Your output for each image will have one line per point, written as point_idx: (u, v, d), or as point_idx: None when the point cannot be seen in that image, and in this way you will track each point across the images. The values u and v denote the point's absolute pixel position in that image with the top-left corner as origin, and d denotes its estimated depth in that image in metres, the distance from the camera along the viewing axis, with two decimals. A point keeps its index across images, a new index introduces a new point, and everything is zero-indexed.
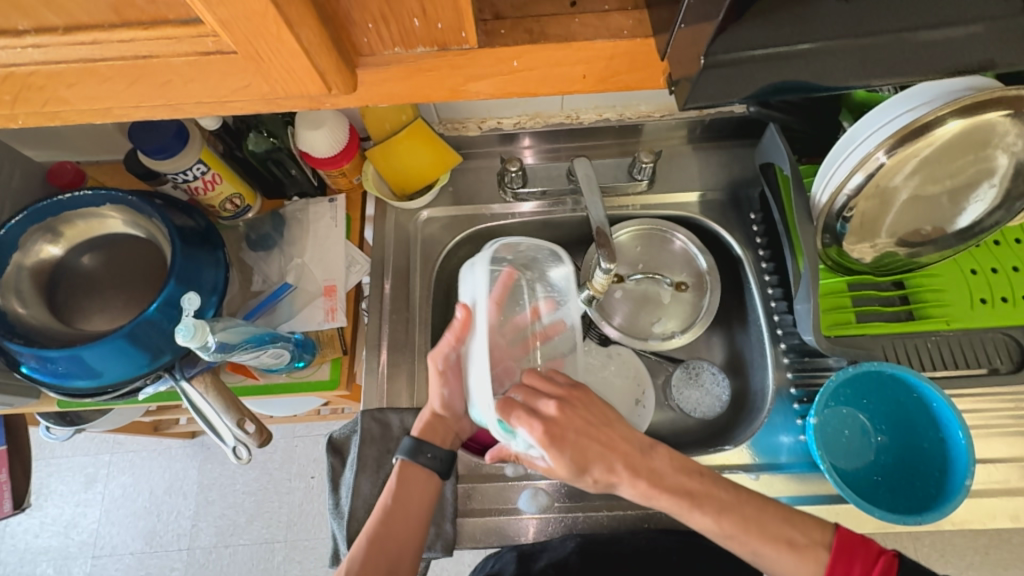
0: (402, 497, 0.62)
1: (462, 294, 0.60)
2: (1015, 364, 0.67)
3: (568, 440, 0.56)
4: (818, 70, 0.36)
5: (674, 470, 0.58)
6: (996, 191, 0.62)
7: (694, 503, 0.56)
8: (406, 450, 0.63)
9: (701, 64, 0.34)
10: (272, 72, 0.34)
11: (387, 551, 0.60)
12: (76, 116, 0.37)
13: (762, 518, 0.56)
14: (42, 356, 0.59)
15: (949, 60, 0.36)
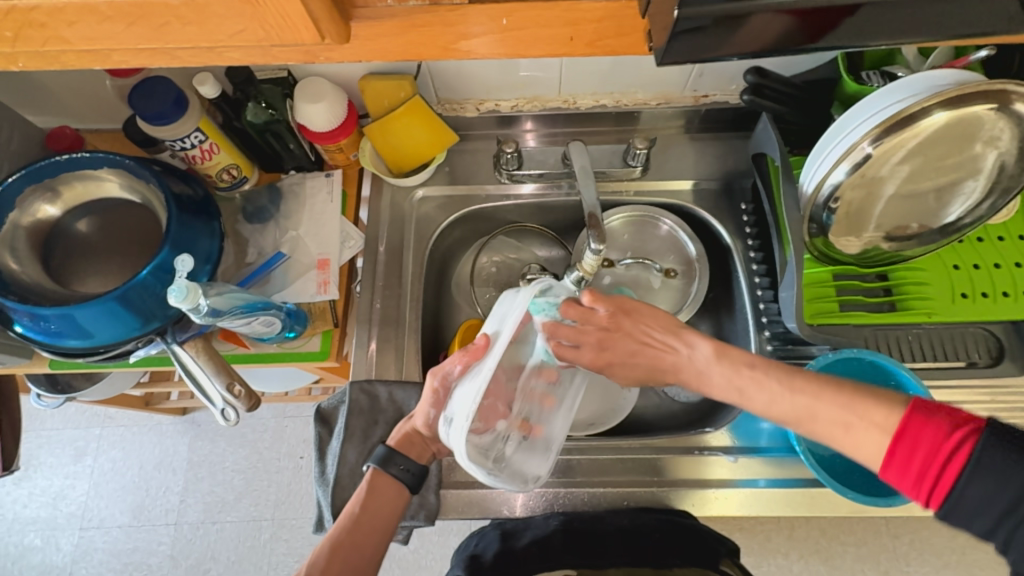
0: (371, 506, 0.62)
1: (490, 323, 0.62)
2: (992, 358, 0.70)
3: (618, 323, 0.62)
4: (800, 36, 0.37)
5: (723, 363, 0.57)
6: (981, 186, 0.63)
7: (755, 382, 0.55)
8: (378, 458, 0.63)
9: (675, 17, 0.34)
10: (269, 17, 0.35)
11: (352, 559, 0.59)
12: (74, 58, 0.38)
13: (823, 396, 0.52)
14: (35, 314, 0.60)
15: (928, 29, 0.37)
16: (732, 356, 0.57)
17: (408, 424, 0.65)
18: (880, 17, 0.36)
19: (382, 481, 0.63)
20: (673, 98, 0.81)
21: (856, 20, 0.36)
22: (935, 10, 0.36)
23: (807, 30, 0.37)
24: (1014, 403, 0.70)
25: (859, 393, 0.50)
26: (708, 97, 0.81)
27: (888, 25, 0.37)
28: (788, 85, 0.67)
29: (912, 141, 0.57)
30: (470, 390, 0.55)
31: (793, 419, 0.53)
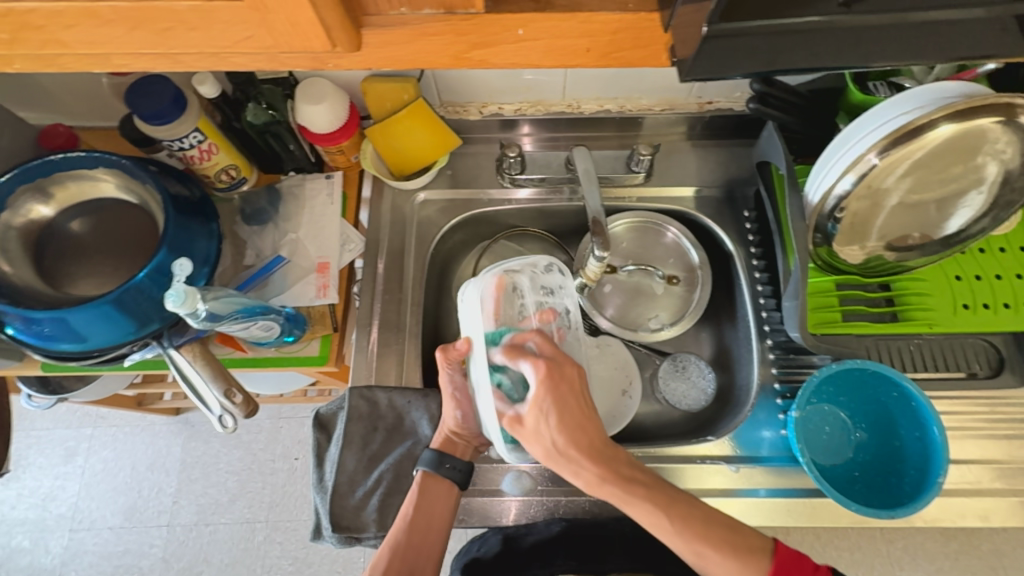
0: (424, 507, 0.61)
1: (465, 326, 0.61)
2: (992, 369, 0.71)
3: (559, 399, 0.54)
4: (814, 51, 0.36)
5: (616, 479, 0.54)
6: (984, 198, 0.63)
7: (620, 501, 0.54)
8: (427, 461, 0.62)
9: (704, 33, 0.35)
10: (277, 25, 0.34)
11: (410, 558, 0.59)
12: (72, 62, 0.37)
13: (707, 531, 0.53)
14: (28, 317, 0.59)
15: (942, 50, 0.37)
16: (616, 476, 0.54)
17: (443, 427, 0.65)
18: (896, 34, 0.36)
19: (432, 480, 0.63)
20: (677, 104, 0.81)
21: (869, 37, 0.36)
22: (947, 30, 0.36)
23: (822, 44, 0.36)
24: (1012, 414, 0.71)
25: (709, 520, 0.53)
26: (712, 104, 0.80)
27: (906, 42, 0.36)
28: (793, 94, 0.67)
29: (917, 153, 0.57)
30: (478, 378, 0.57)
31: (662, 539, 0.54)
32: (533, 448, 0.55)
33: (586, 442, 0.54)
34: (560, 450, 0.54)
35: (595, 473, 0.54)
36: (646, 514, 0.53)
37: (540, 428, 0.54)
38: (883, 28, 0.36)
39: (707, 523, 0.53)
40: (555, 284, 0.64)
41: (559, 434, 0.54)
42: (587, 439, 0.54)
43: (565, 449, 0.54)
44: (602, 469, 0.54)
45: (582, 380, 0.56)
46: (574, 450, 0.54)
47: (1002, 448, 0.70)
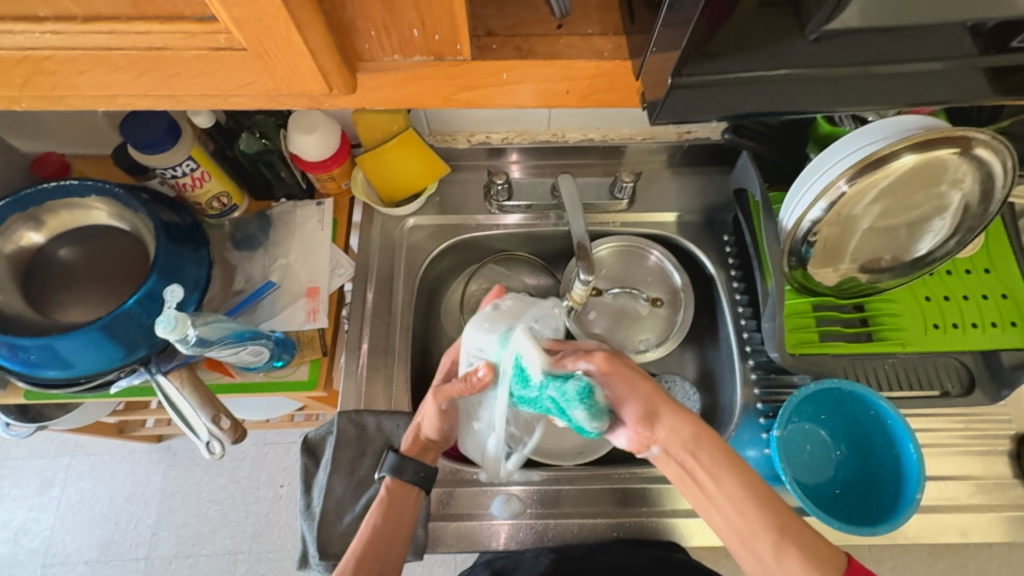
0: (391, 516, 0.61)
1: (484, 349, 0.57)
2: (964, 388, 0.73)
3: (626, 379, 0.56)
4: (778, 95, 0.39)
5: (705, 446, 0.54)
6: (947, 224, 0.66)
7: (714, 473, 0.53)
8: (390, 467, 0.62)
9: (669, 83, 0.38)
10: (278, 71, 0.36)
11: (375, 568, 0.57)
12: (79, 102, 0.38)
13: (788, 530, 0.49)
14: (14, 344, 0.58)
15: (897, 95, 0.40)
16: (709, 444, 0.54)
17: (417, 431, 0.65)
18: (852, 82, 0.39)
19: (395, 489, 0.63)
20: (657, 134, 0.84)
21: (830, 84, 0.39)
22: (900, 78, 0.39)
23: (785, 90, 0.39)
24: (985, 430, 0.73)
25: (787, 518, 0.50)
26: (690, 133, 0.84)
27: (867, 90, 0.39)
28: (767, 126, 0.71)
29: (883, 182, 0.60)
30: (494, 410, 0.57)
31: (754, 530, 0.50)
32: (626, 400, 0.56)
33: (678, 405, 0.56)
34: (650, 403, 0.56)
35: (690, 427, 0.55)
36: (735, 487, 0.52)
37: (623, 389, 0.56)
38: (840, 77, 0.39)
39: (782, 511, 0.50)
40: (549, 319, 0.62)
41: (651, 384, 0.57)
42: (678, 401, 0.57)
43: (656, 398, 0.56)
44: (695, 424, 0.55)
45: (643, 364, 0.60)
46: (666, 402, 0.56)
47: (977, 464, 0.72)
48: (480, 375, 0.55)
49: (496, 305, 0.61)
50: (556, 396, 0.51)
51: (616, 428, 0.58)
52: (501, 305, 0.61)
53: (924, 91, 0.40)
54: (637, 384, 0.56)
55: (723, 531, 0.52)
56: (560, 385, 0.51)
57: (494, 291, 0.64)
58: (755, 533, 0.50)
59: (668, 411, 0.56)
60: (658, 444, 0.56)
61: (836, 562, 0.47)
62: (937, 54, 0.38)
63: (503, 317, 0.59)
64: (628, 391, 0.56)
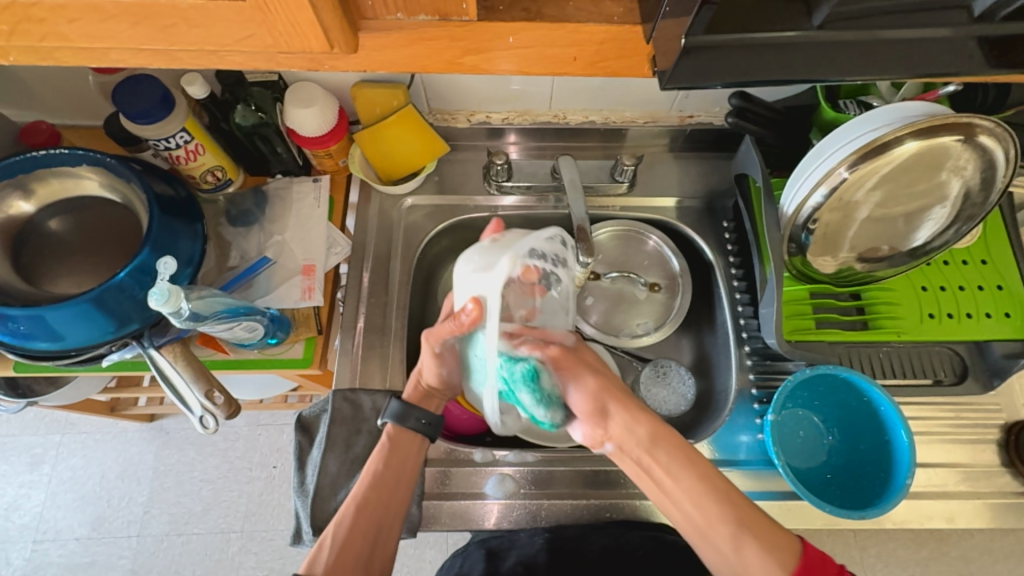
0: (393, 462, 0.62)
1: (470, 284, 0.54)
2: (957, 376, 0.74)
3: (576, 370, 0.57)
4: (785, 65, 0.39)
5: (659, 445, 0.55)
6: (947, 213, 0.66)
7: (670, 471, 0.54)
8: (393, 413, 0.63)
9: (682, 45, 0.37)
10: (277, 25, 0.35)
11: (376, 514, 0.59)
12: (70, 55, 0.37)
13: (746, 523, 0.50)
14: (3, 314, 0.57)
15: (902, 69, 0.40)
16: (667, 444, 0.54)
17: (419, 380, 0.65)
18: (858, 52, 0.38)
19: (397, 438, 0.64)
20: (659, 117, 0.83)
21: (837, 55, 0.39)
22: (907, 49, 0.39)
23: (791, 61, 0.39)
24: (976, 419, 0.74)
25: (744, 510, 0.51)
26: (693, 117, 0.83)
27: (876, 63, 0.39)
28: (770, 110, 0.70)
29: (885, 168, 0.60)
30: (483, 359, 0.55)
31: (713, 522, 0.51)
32: (574, 395, 0.57)
33: (632, 403, 0.57)
34: (600, 400, 0.57)
35: (644, 428, 0.55)
36: (691, 483, 0.53)
37: (571, 382, 0.57)
38: (847, 47, 0.38)
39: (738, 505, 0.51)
40: (548, 250, 0.59)
41: (602, 381, 0.57)
42: (632, 399, 0.58)
43: (606, 394, 0.57)
44: (651, 425, 0.55)
45: (599, 360, 0.61)
46: (619, 400, 0.57)
47: (966, 452, 0.73)
48: (466, 310, 0.52)
49: (496, 238, 0.58)
50: (504, 377, 0.54)
51: (572, 422, 0.60)
52: (498, 239, 0.58)
53: (930, 64, 0.40)
54: (586, 379, 0.57)
55: (681, 523, 0.53)
56: (511, 365, 0.53)
57: (494, 228, 0.61)
58: (712, 526, 0.51)
59: (620, 409, 0.56)
60: (613, 441, 0.57)
61: (791, 553, 0.48)
62: (947, 22, 0.38)
63: (495, 249, 0.56)
64: (577, 386, 0.57)
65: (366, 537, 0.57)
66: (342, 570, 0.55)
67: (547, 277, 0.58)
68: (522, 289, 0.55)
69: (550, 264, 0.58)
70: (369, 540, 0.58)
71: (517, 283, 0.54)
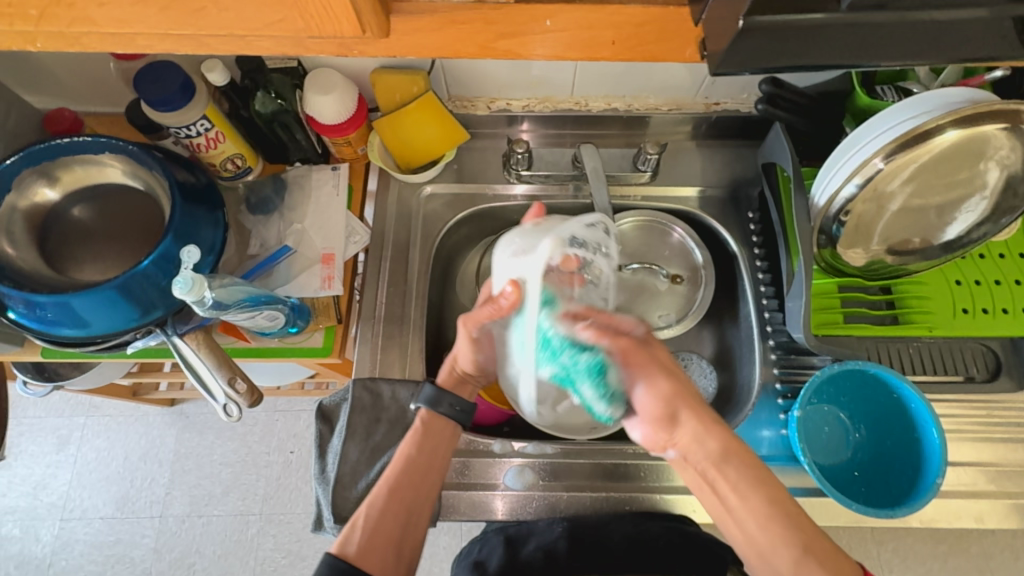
0: (426, 447, 0.63)
1: (510, 267, 0.56)
2: (990, 373, 0.72)
3: (648, 369, 0.55)
4: (829, 48, 0.37)
5: (728, 460, 0.53)
6: (986, 204, 0.63)
7: (736, 488, 0.52)
8: (427, 398, 0.64)
9: (738, 27, 0.35)
10: (307, 6, 0.35)
11: (408, 497, 0.60)
12: (96, 41, 0.37)
13: (812, 548, 0.49)
14: (31, 301, 0.58)
15: (952, 52, 0.38)
16: (737, 459, 0.53)
17: (452, 365, 0.66)
18: (907, 34, 0.37)
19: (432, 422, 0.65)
20: (684, 104, 0.81)
21: (884, 37, 0.37)
22: (959, 31, 0.37)
23: (834, 45, 0.37)
24: (1010, 418, 0.72)
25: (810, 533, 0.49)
26: (719, 104, 0.81)
27: (922, 46, 0.37)
28: (802, 96, 0.68)
29: (923, 158, 0.57)
30: (522, 338, 0.55)
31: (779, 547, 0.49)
32: (644, 398, 0.55)
33: (708, 412, 0.55)
34: (672, 405, 0.54)
35: (717, 442, 0.53)
36: (758, 504, 0.51)
37: (640, 382, 0.55)
38: (896, 28, 0.36)
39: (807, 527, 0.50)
40: (590, 238, 0.59)
41: (676, 386, 0.54)
42: (708, 408, 0.55)
43: (679, 400, 0.54)
44: (724, 439, 0.53)
45: (673, 360, 0.57)
46: (695, 406, 0.54)
47: (998, 451, 0.71)
48: (505, 292, 0.54)
49: (536, 223, 0.60)
50: (568, 364, 0.53)
51: (631, 418, 0.57)
52: (540, 222, 0.60)
53: (984, 47, 0.38)
54: (659, 382, 0.54)
55: (740, 540, 0.52)
56: (574, 354, 0.52)
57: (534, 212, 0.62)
58: (775, 549, 0.49)
59: (692, 417, 0.54)
60: (678, 448, 0.55)
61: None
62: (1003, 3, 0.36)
63: (536, 232, 0.58)
64: (649, 387, 0.54)
65: (399, 520, 0.59)
66: (374, 551, 0.56)
67: (586, 266, 0.58)
68: (561, 279, 0.56)
69: (591, 251, 0.59)
70: (401, 521, 0.59)
71: (560, 270, 0.56)
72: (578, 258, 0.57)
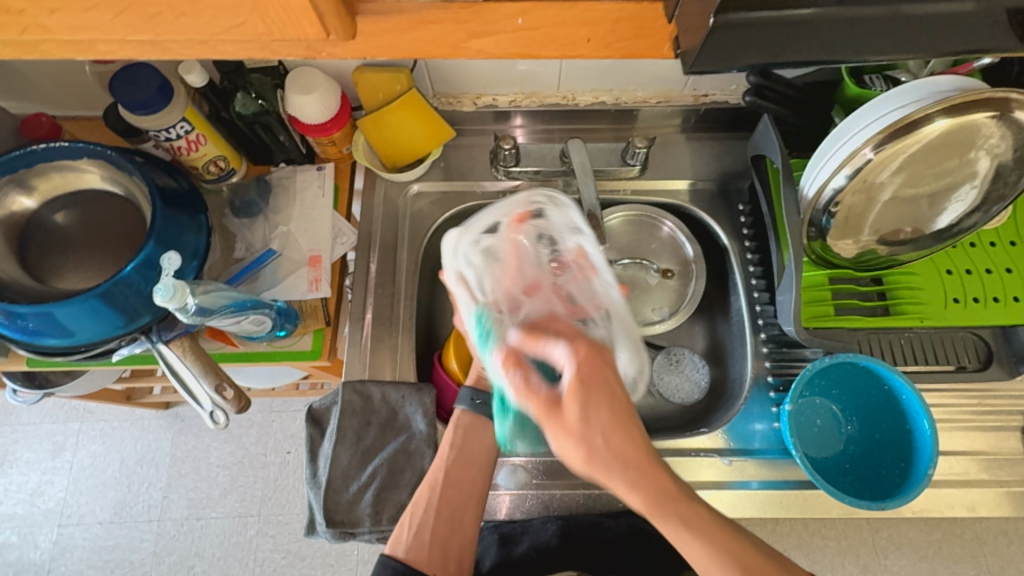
0: (461, 443, 0.65)
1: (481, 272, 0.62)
2: (981, 362, 0.71)
3: (563, 429, 0.47)
4: (803, 43, 0.36)
5: (664, 514, 0.47)
6: (976, 193, 0.63)
7: (676, 538, 0.47)
8: (463, 398, 0.67)
9: (711, 23, 0.34)
10: (269, 11, 0.34)
11: (452, 495, 0.62)
12: (54, 48, 0.36)
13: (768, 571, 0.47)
14: (12, 312, 0.57)
15: (932, 43, 0.37)
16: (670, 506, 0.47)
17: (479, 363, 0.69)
18: (883, 27, 0.36)
19: (472, 421, 0.67)
20: (673, 97, 0.80)
21: (862, 31, 0.36)
22: (939, 21, 0.36)
23: (813, 39, 0.36)
24: (1001, 406, 0.72)
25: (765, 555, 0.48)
26: (708, 96, 0.80)
27: (900, 39, 0.36)
28: (791, 87, 0.67)
29: (912, 148, 0.57)
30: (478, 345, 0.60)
31: None
32: (571, 453, 0.47)
33: (647, 460, 0.47)
34: (588, 469, 0.47)
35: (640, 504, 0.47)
36: (697, 554, 0.47)
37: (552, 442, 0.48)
38: (871, 21, 0.35)
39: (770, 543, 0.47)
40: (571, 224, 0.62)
41: (589, 451, 0.46)
42: (647, 452, 0.48)
43: (597, 469, 0.46)
44: (649, 500, 0.47)
45: (594, 413, 0.47)
46: (630, 455, 0.47)
47: (988, 440, 0.71)
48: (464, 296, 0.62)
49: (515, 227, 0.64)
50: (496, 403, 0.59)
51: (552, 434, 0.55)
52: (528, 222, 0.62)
53: (962, 36, 0.37)
54: (569, 448, 0.47)
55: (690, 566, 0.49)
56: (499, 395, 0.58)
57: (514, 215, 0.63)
58: None
59: (614, 481, 0.47)
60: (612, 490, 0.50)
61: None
62: None
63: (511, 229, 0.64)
64: (559, 447, 0.48)
65: (445, 517, 0.61)
66: (425, 548, 0.59)
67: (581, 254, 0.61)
68: (576, 274, 0.59)
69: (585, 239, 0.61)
70: (447, 518, 0.61)
71: (554, 265, 0.60)
72: (576, 249, 0.61)
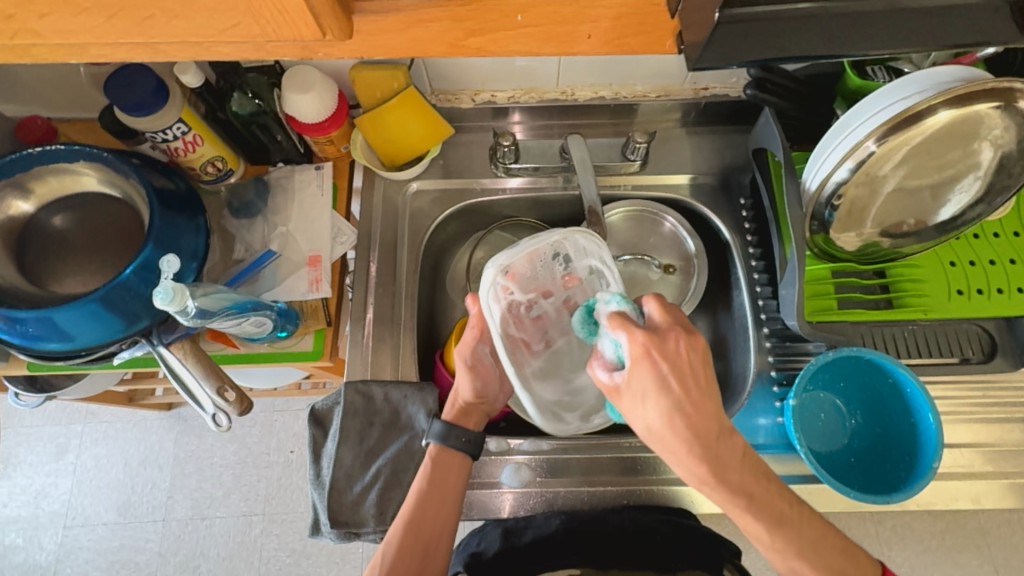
0: (436, 480, 0.62)
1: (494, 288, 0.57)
2: (986, 354, 0.70)
3: (628, 409, 0.48)
4: (801, 37, 0.36)
5: (723, 483, 0.48)
6: (979, 184, 0.62)
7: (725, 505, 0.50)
8: (437, 433, 0.64)
9: (716, 18, 0.34)
10: (263, 11, 0.34)
11: (423, 533, 0.60)
12: (47, 51, 0.36)
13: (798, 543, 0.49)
14: (12, 317, 0.57)
15: (932, 36, 0.37)
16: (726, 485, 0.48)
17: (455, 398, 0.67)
18: (881, 20, 0.35)
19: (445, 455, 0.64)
20: (672, 91, 0.80)
21: (861, 26, 0.36)
22: (937, 14, 0.36)
23: (811, 34, 0.36)
24: (1005, 398, 0.72)
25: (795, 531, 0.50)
26: (708, 89, 0.79)
27: (898, 32, 0.36)
28: (793, 81, 0.66)
29: (916, 139, 0.56)
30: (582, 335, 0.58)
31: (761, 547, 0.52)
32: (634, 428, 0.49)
33: (708, 435, 0.47)
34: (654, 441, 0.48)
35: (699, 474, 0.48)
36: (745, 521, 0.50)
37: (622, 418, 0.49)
38: (867, 15, 0.35)
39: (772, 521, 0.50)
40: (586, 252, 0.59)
41: (652, 428, 0.47)
42: (704, 431, 0.47)
43: (660, 442, 0.48)
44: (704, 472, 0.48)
45: (659, 397, 0.46)
46: (692, 433, 0.46)
47: (992, 431, 0.71)
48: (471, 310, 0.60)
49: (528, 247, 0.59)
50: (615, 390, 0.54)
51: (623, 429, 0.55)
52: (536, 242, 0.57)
53: (960, 29, 0.37)
54: (637, 424, 0.48)
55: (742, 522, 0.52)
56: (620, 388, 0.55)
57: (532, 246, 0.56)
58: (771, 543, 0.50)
59: (675, 455, 0.48)
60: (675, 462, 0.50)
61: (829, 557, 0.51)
62: None
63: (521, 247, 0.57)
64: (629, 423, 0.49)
65: (417, 555, 0.59)
66: None
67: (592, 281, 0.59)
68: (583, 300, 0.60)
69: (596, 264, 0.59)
70: (418, 557, 0.59)
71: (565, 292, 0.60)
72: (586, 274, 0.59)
